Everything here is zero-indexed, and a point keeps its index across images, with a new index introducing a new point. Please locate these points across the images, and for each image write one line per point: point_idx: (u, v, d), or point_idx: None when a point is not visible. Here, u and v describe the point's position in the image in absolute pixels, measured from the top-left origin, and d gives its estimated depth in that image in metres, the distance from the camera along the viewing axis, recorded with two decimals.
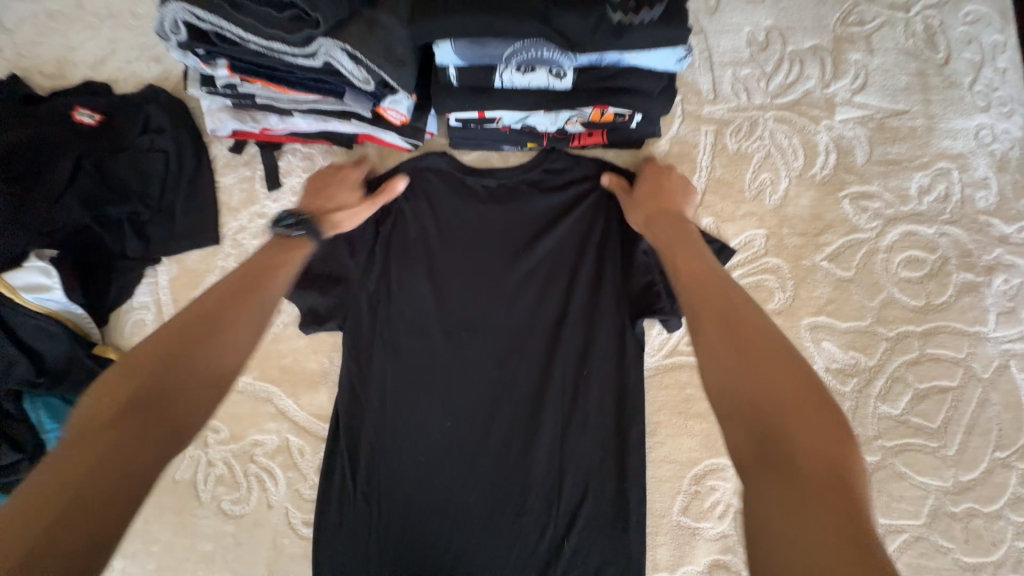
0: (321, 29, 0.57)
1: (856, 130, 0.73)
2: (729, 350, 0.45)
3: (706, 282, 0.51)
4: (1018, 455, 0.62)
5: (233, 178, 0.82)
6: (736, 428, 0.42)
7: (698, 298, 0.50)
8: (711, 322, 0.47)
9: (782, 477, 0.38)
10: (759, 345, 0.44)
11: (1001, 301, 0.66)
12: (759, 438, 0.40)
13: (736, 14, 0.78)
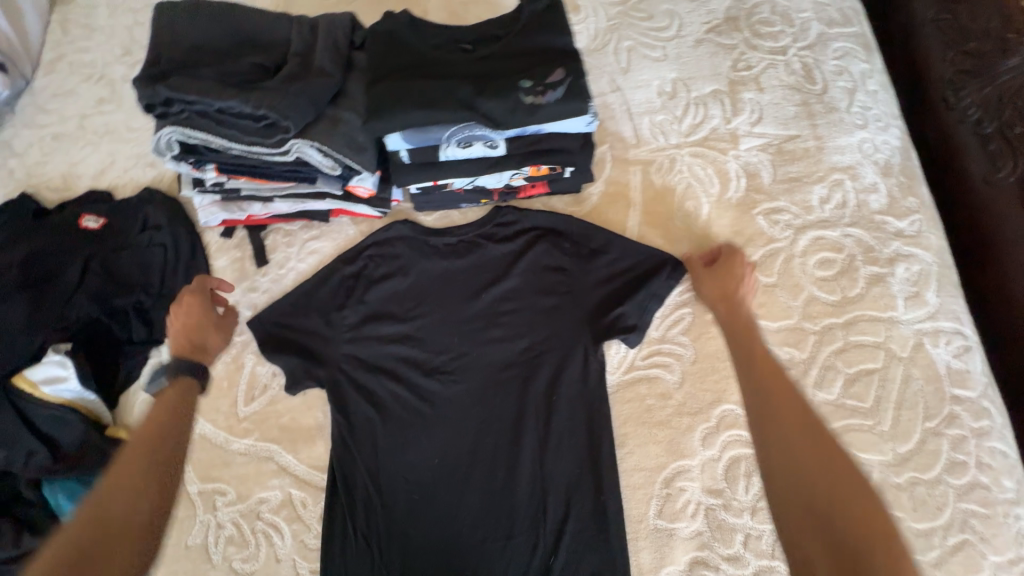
0: (293, 131, 0.69)
1: (759, 155, 0.84)
2: (797, 453, 0.54)
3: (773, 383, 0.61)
4: (944, 422, 0.69)
5: (225, 259, 0.91)
6: (802, 523, 0.50)
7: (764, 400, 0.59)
8: (777, 429, 0.57)
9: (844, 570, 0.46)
10: (821, 462, 0.53)
11: (907, 287, 0.76)
12: (830, 546, 0.47)
13: (645, 72, 0.92)
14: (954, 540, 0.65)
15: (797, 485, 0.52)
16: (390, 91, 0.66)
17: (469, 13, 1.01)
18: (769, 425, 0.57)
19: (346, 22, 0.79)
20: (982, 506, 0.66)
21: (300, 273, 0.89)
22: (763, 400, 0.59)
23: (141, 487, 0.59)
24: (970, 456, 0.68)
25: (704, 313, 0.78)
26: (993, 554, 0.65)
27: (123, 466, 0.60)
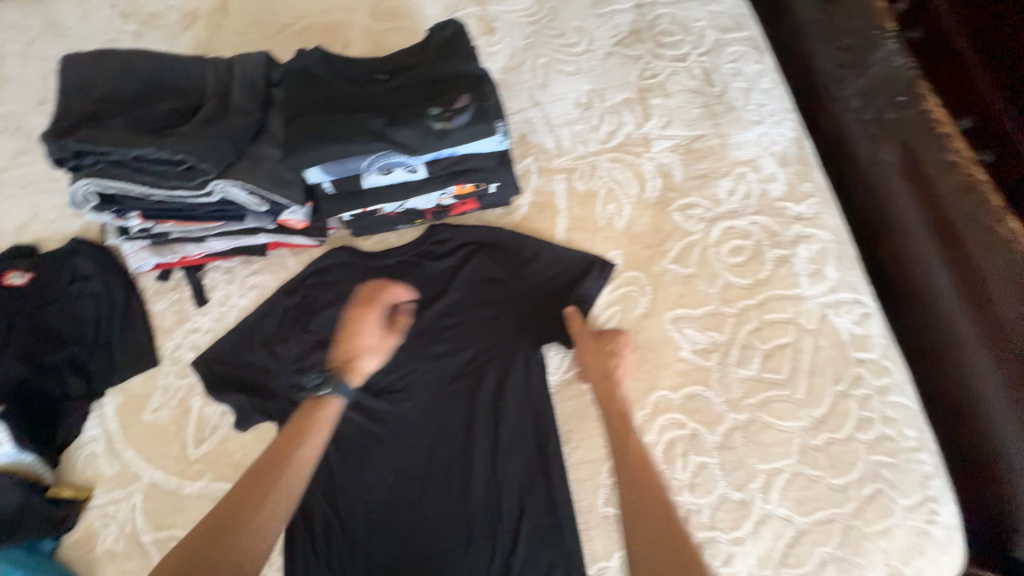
0: (213, 173, 0.70)
1: (671, 156, 0.91)
2: (635, 494, 0.58)
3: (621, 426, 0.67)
4: (851, 384, 0.77)
5: (164, 302, 0.90)
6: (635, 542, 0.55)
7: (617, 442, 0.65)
8: (623, 472, 0.61)
9: None
10: (661, 517, 0.56)
11: (809, 265, 0.83)
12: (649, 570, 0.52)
13: (561, 86, 0.98)
14: (868, 490, 0.72)
15: (630, 517, 0.57)
16: (306, 126, 0.69)
17: (391, 41, 1.05)
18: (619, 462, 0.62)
19: (262, 60, 0.81)
20: (889, 456, 0.74)
21: (242, 308, 0.89)
22: (637, 482, 0.59)
23: (267, 514, 0.59)
24: (876, 413, 0.75)
25: (633, 307, 0.83)
26: (902, 498, 0.72)
27: (251, 492, 0.60)
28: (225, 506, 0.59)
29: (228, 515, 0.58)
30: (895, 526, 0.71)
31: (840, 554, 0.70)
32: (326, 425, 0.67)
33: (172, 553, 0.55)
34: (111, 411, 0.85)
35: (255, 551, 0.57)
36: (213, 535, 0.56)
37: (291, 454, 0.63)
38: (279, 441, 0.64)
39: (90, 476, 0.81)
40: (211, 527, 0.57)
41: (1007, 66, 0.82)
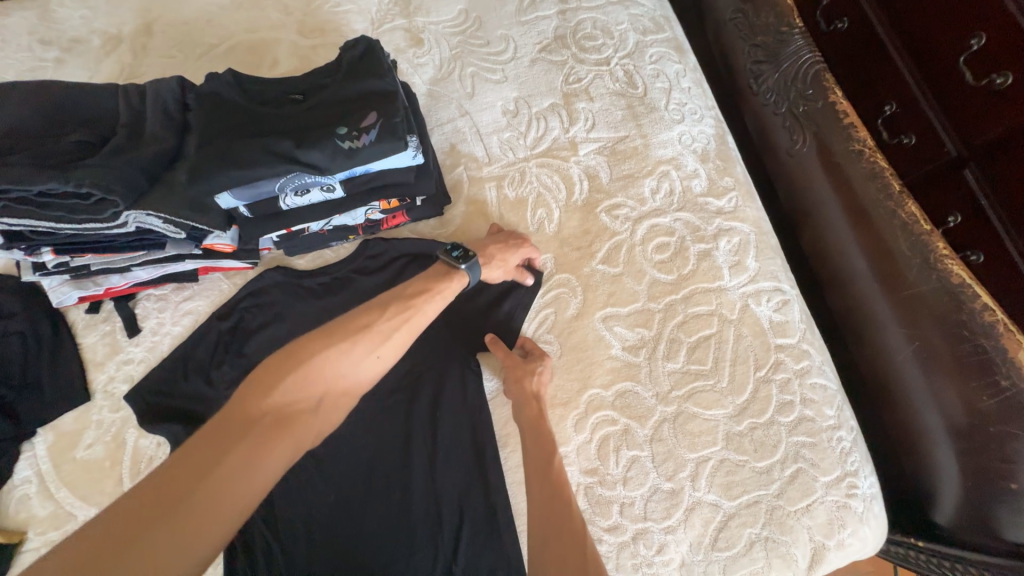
0: (123, 205, 0.69)
1: (596, 158, 0.93)
2: (546, 503, 0.66)
3: (541, 443, 0.72)
4: (772, 369, 0.80)
5: (95, 335, 0.89)
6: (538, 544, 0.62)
7: (535, 462, 0.71)
8: (539, 486, 0.68)
9: None
10: (564, 519, 0.64)
11: (730, 257, 0.86)
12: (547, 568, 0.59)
13: (489, 95, 0.99)
14: (790, 471, 0.76)
15: (539, 523, 0.64)
16: (214, 153, 0.68)
17: (319, 57, 1.04)
18: (536, 477, 0.69)
19: (174, 85, 0.80)
20: (809, 436, 0.77)
21: (175, 336, 0.88)
22: (547, 490, 0.67)
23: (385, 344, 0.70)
24: (796, 395, 0.79)
25: (565, 309, 0.85)
26: (822, 476, 0.76)
27: (382, 320, 0.70)
28: (369, 315, 0.70)
29: (361, 327, 0.68)
30: (817, 503, 0.75)
31: (766, 533, 0.74)
32: (446, 295, 0.76)
33: (320, 332, 0.68)
34: (43, 451, 0.83)
35: (358, 374, 0.68)
36: (345, 339, 0.67)
37: (416, 304, 0.73)
38: (414, 288, 0.75)
39: (23, 519, 0.79)
40: (348, 331, 0.68)
41: (915, 43, 0.79)
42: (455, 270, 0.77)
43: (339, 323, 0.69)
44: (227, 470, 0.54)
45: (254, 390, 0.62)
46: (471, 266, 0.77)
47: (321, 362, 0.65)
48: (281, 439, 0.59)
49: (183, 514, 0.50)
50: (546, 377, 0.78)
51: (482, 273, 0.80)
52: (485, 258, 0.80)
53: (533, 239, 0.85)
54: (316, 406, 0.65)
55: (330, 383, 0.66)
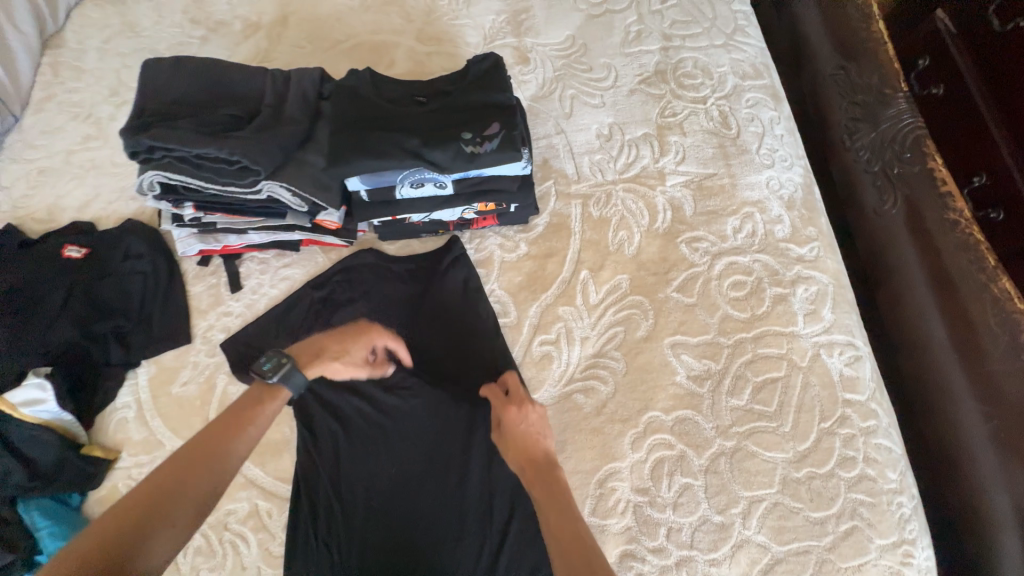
0: (264, 174, 0.78)
1: (682, 191, 0.96)
2: (551, 520, 0.66)
3: (536, 462, 0.73)
4: (837, 423, 0.80)
5: (202, 286, 0.98)
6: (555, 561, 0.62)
7: (534, 479, 0.71)
8: (544, 500, 0.69)
9: None
10: (575, 535, 0.63)
11: (805, 305, 0.87)
12: None
13: (585, 117, 1.04)
14: (845, 526, 0.75)
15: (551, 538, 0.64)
16: (352, 141, 0.76)
17: (432, 63, 1.13)
18: (540, 493, 0.70)
19: (315, 76, 0.89)
20: (868, 495, 0.77)
21: (271, 297, 0.96)
22: (551, 508, 0.67)
23: (216, 471, 0.66)
24: (859, 452, 0.79)
25: (635, 330, 0.88)
26: (878, 538, 0.75)
27: (198, 459, 0.65)
28: (187, 453, 0.66)
29: (160, 489, 0.62)
30: (870, 564, 0.74)
31: None
32: (265, 417, 0.72)
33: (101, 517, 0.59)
34: (144, 381, 0.92)
35: (183, 513, 0.62)
36: (155, 491, 0.62)
37: (229, 446, 0.68)
38: (227, 423, 0.69)
39: (120, 440, 0.88)
40: (159, 482, 0.62)
41: (1014, 119, 0.84)
42: (268, 382, 0.73)
43: (141, 484, 0.62)
44: None
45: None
46: (286, 372, 0.74)
47: (113, 542, 0.57)
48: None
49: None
50: (525, 427, 0.76)
51: (308, 372, 0.77)
52: (307, 361, 0.77)
53: (372, 329, 0.82)
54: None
55: (145, 537, 0.59)
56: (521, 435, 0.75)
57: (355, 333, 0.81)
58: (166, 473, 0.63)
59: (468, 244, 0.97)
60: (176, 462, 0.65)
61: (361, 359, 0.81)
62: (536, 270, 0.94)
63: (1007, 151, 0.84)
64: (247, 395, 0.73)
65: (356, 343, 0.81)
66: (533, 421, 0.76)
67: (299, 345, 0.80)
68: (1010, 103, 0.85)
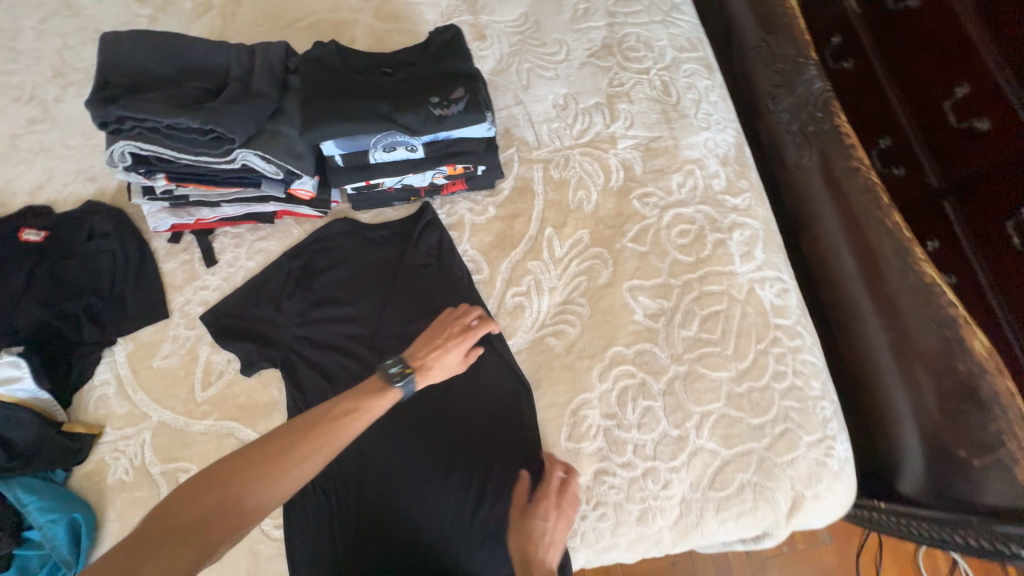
0: (238, 142, 0.82)
1: (632, 153, 1.07)
2: None
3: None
4: (770, 344, 0.93)
5: (174, 262, 0.98)
6: None
7: None
8: None
9: None
10: None
11: (741, 247, 1.00)
12: None
13: (542, 88, 1.12)
14: (779, 428, 0.88)
15: None
16: (325, 107, 0.81)
17: (392, 40, 1.17)
18: None
19: (279, 49, 0.92)
20: (798, 402, 0.90)
21: (249, 269, 0.98)
22: None
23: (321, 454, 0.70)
24: (789, 367, 0.92)
25: (597, 277, 0.98)
26: (806, 436, 0.89)
27: (309, 438, 0.70)
28: (304, 427, 0.71)
29: (279, 450, 0.68)
30: (800, 458, 0.88)
31: (756, 479, 0.86)
32: (377, 412, 0.75)
33: (239, 451, 0.68)
34: (122, 357, 0.92)
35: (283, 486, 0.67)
36: (271, 453, 0.68)
37: (340, 426, 0.72)
38: (346, 409, 0.73)
39: (102, 415, 0.88)
40: (278, 447, 0.68)
41: (909, 87, 1.10)
42: (390, 386, 0.76)
43: (268, 440, 0.69)
44: None
45: (170, 503, 0.63)
46: (406, 382, 0.77)
47: (235, 483, 0.65)
48: (182, 557, 0.59)
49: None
50: (550, 533, 0.78)
51: (419, 383, 0.80)
52: (423, 369, 0.80)
53: (472, 334, 0.84)
54: (221, 527, 0.63)
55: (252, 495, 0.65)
56: (541, 537, 0.78)
57: (457, 335, 0.83)
58: (287, 438, 0.69)
59: (440, 209, 1.03)
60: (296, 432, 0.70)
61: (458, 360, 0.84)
62: (504, 230, 1.02)
63: (902, 117, 1.11)
64: (369, 383, 0.77)
65: (459, 348, 0.83)
66: (555, 532, 0.78)
67: (415, 346, 0.82)
68: (908, 72, 1.10)
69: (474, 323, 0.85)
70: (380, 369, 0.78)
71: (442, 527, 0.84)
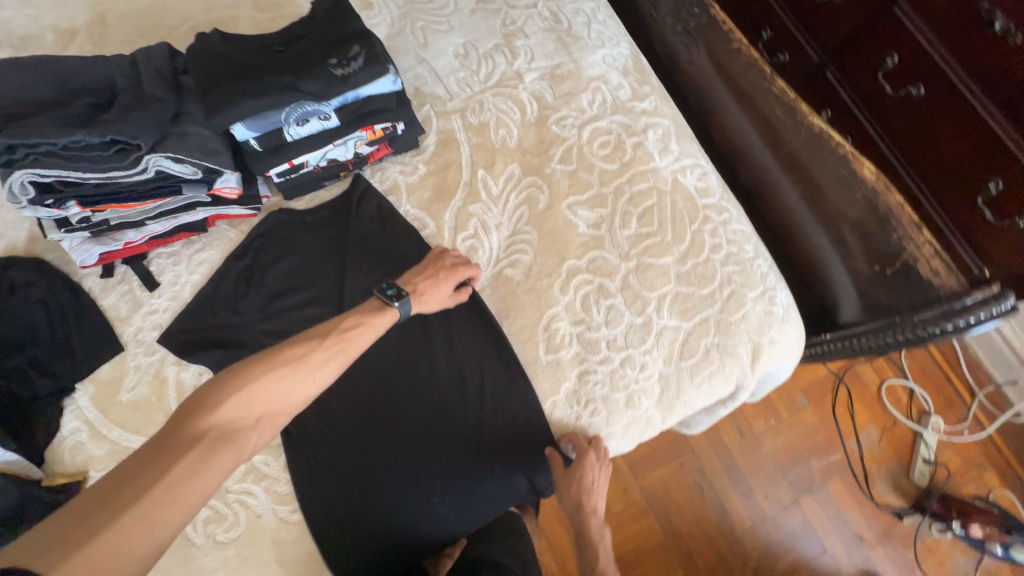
0: (145, 148, 0.80)
1: (540, 83, 1.11)
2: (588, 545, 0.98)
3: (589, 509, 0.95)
4: (702, 222, 1.02)
5: (114, 296, 0.95)
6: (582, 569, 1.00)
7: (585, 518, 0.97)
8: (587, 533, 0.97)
9: None
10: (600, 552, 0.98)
11: (658, 144, 1.07)
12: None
13: (440, 42, 1.14)
14: (727, 291, 0.98)
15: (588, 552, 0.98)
16: (224, 92, 0.80)
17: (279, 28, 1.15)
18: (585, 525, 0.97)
19: (162, 50, 0.89)
20: (737, 265, 1.00)
21: (195, 283, 0.96)
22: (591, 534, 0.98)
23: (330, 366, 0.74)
24: (723, 238, 1.01)
25: (537, 203, 1.03)
26: (751, 292, 0.99)
27: (318, 350, 0.74)
28: (312, 341, 0.74)
29: (297, 357, 0.72)
30: (749, 312, 0.97)
31: (717, 340, 0.95)
32: (380, 329, 0.81)
33: (257, 358, 0.70)
34: (87, 401, 0.89)
35: (299, 395, 0.71)
36: (284, 365, 0.71)
37: (351, 336, 0.77)
38: (348, 324, 0.78)
39: (81, 462, 0.85)
40: (290, 359, 0.72)
41: None
42: (389, 307, 0.82)
43: (276, 352, 0.72)
44: (174, 479, 0.58)
45: (196, 407, 0.64)
46: (404, 302, 0.82)
47: (259, 386, 0.68)
48: (222, 455, 0.62)
49: (142, 512, 0.55)
50: (599, 483, 0.92)
51: (414, 306, 0.85)
52: (417, 294, 0.85)
53: (461, 268, 0.89)
54: (253, 428, 0.67)
55: (270, 405, 0.68)
56: (590, 489, 0.91)
57: (448, 267, 0.89)
58: (297, 351, 0.73)
59: (372, 178, 1.04)
60: (304, 346, 0.73)
61: (448, 292, 0.89)
62: (439, 182, 1.05)
63: None
64: (364, 307, 0.82)
65: (450, 281, 0.89)
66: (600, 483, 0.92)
67: (407, 276, 0.88)
68: None
69: (461, 261, 0.91)
70: (376, 292, 0.84)
71: (450, 465, 0.89)
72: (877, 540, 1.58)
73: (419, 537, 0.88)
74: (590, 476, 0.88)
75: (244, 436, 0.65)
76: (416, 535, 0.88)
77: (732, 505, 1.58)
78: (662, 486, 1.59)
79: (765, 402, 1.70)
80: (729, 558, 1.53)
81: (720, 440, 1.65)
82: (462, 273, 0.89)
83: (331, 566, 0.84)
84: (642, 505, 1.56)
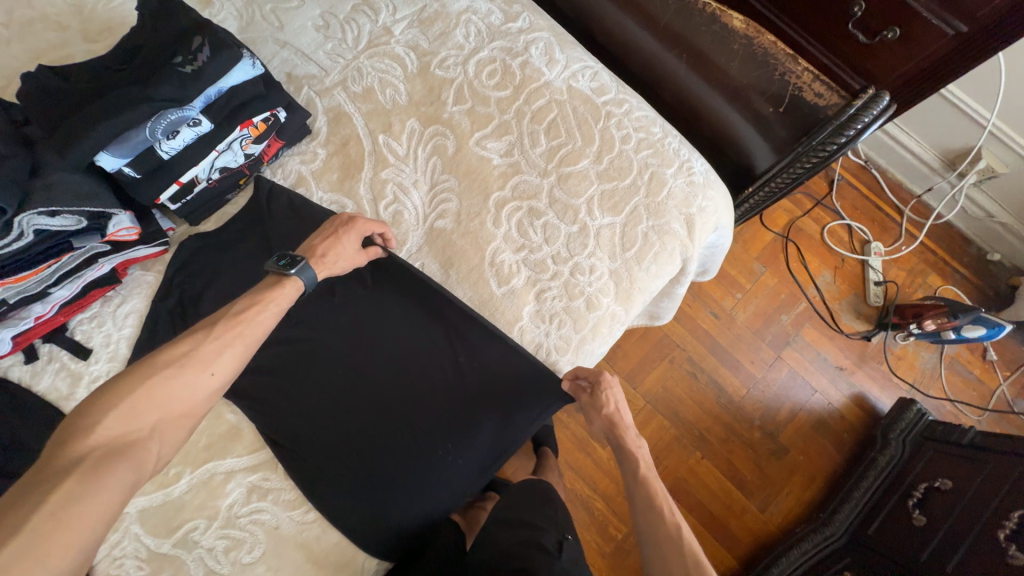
0: (11, 210, 0.73)
1: (411, 32, 1.08)
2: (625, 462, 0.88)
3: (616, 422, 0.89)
4: (605, 118, 1.04)
5: (46, 377, 0.88)
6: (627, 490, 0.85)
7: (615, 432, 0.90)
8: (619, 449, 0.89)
9: (649, 537, 0.78)
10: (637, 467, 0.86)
11: (543, 58, 1.07)
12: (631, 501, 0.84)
13: (297, 21, 1.09)
14: (647, 176, 1.01)
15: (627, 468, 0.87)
16: (72, 125, 0.78)
17: None
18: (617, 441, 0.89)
19: None
20: (650, 148, 1.02)
21: (129, 337, 0.91)
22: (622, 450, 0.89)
23: (222, 357, 0.69)
24: (629, 126, 1.03)
25: (445, 151, 1.02)
26: (670, 169, 1.02)
27: (210, 340, 0.69)
28: (196, 335, 0.69)
29: (185, 353, 0.67)
30: (673, 188, 1.00)
31: (653, 223, 0.98)
32: (281, 302, 0.78)
33: (132, 368, 0.64)
34: None
35: (197, 393, 0.66)
36: (171, 366, 0.65)
37: (246, 317, 0.73)
38: (238, 308, 0.74)
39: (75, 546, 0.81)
40: (175, 356, 0.66)
41: None
42: (287, 277, 0.79)
43: (154, 356, 0.66)
44: (56, 506, 0.52)
45: (67, 434, 0.58)
46: (301, 268, 0.80)
47: (144, 392, 0.62)
48: (113, 474, 0.57)
49: (21, 549, 0.49)
50: (613, 395, 0.89)
51: (318, 270, 0.83)
52: (317, 257, 0.83)
53: (360, 222, 0.88)
54: (150, 439, 0.62)
55: (164, 410, 0.64)
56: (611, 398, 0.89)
57: (344, 222, 0.88)
58: (182, 347, 0.67)
59: (275, 177, 1.02)
60: (188, 342, 0.68)
61: (353, 251, 0.88)
62: (343, 159, 1.02)
63: None
64: (260, 286, 0.79)
65: (351, 238, 0.88)
66: (612, 392, 0.89)
67: (305, 244, 0.86)
68: None
69: (355, 219, 0.89)
70: (268, 266, 0.81)
71: (445, 419, 0.90)
72: (856, 365, 1.73)
73: (436, 499, 0.89)
74: (614, 394, 0.89)
75: (140, 447, 0.60)
76: (432, 498, 0.89)
77: (726, 380, 1.69)
78: (661, 385, 1.67)
79: (727, 280, 1.80)
80: (737, 426, 1.64)
81: (698, 326, 1.74)
82: (360, 231, 0.88)
83: (362, 546, 0.86)
84: (649, 408, 1.65)
